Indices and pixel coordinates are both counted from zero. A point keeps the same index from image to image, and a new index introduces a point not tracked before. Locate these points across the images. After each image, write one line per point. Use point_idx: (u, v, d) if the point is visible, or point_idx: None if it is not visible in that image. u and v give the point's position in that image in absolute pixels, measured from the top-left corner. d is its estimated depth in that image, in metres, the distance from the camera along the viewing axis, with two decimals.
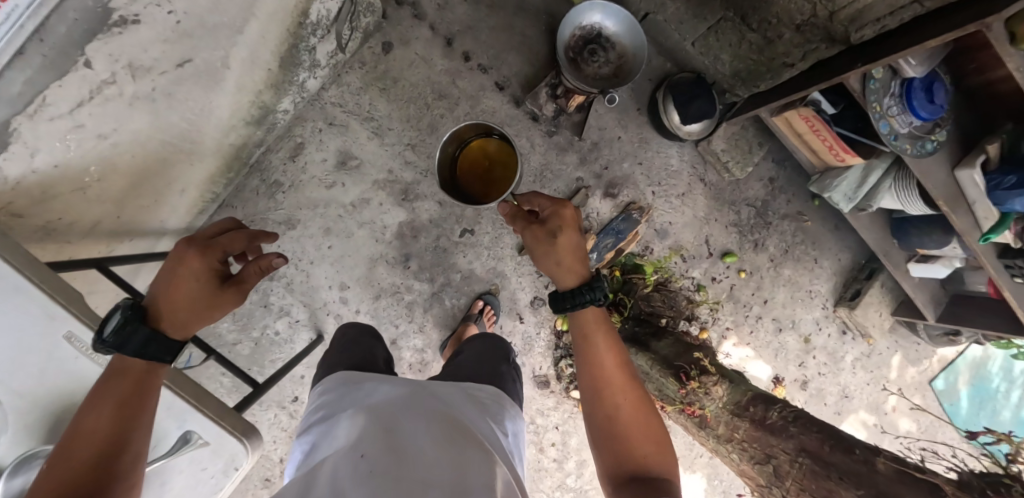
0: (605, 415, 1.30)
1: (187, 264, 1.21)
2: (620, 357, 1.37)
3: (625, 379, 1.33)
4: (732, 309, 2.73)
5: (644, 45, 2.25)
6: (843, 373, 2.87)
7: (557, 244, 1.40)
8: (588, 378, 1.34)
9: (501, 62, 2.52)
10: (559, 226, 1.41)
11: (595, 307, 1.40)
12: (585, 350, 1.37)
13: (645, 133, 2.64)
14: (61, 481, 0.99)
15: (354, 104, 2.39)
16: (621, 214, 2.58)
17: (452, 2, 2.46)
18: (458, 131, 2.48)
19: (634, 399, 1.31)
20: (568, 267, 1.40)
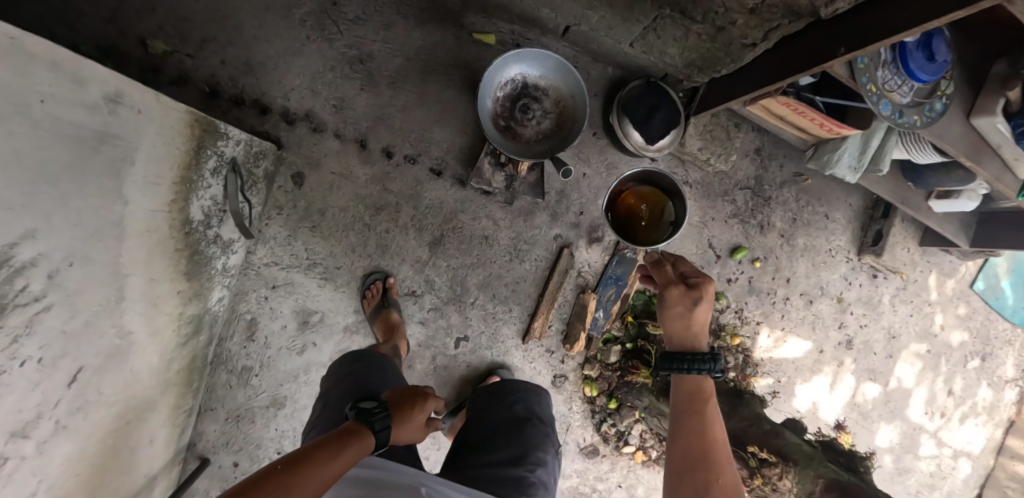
0: (699, 483, 1.20)
1: (408, 395, 1.45)
2: (721, 438, 1.30)
3: (724, 458, 1.25)
4: (758, 302, 2.49)
5: (579, 82, 1.94)
6: (883, 315, 2.71)
7: (699, 313, 1.45)
8: (690, 441, 1.28)
9: (427, 143, 2.18)
10: (702, 298, 1.45)
11: (705, 378, 1.38)
12: (692, 413, 1.33)
13: (610, 156, 2.29)
14: (255, 480, 0.98)
15: (290, 253, 2.13)
16: (613, 258, 2.25)
17: (349, 98, 2.14)
18: (410, 238, 2.18)
19: (731, 486, 1.21)
20: (691, 338, 1.44)
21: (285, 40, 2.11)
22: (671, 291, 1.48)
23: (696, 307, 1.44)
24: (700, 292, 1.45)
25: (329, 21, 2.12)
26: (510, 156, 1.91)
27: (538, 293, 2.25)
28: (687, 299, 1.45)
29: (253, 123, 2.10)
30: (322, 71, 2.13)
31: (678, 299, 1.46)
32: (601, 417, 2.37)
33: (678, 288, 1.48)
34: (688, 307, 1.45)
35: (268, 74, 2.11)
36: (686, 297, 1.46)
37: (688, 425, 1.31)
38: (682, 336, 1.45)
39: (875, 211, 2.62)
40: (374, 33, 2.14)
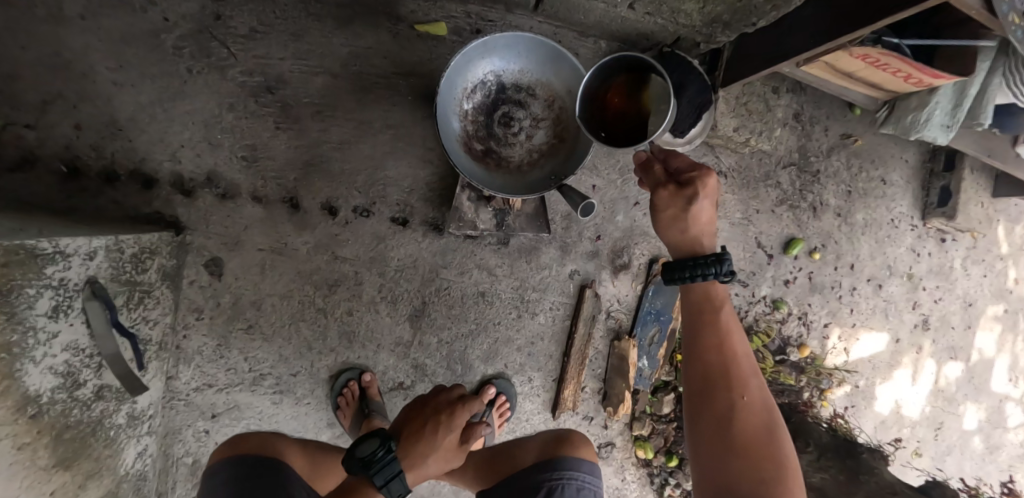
0: (720, 420, 0.90)
1: (415, 420, 1.05)
2: (742, 349, 0.97)
3: (750, 377, 0.93)
4: (822, 301, 2.02)
5: (575, 67, 1.32)
6: (956, 283, 2.22)
7: (697, 213, 1.01)
8: (704, 363, 0.95)
9: (380, 186, 1.61)
10: (700, 195, 0.99)
11: (713, 282, 0.99)
12: (703, 325, 0.97)
13: (623, 158, 1.73)
14: None
15: (224, 367, 1.59)
16: (648, 289, 1.75)
17: (264, 145, 1.56)
18: (384, 314, 1.65)
19: (762, 416, 0.90)
20: (694, 245, 1.02)
21: (160, 81, 1.52)
22: (657, 188, 1.03)
23: (697, 206, 1.00)
24: (697, 187, 1.00)
25: (215, 43, 1.53)
26: (498, 196, 1.30)
27: (562, 352, 1.74)
28: (682, 197, 1.01)
29: (139, 204, 1.52)
30: (218, 114, 1.55)
31: (670, 202, 1.02)
32: (660, 480, 1.86)
33: (669, 186, 1.02)
34: (683, 213, 1.01)
35: (145, 131, 1.52)
36: (682, 196, 1.01)
37: (699, 342, 0.96)
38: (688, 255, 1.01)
39: (934, 165, 2.13)
40: (280, 50, 1.55)
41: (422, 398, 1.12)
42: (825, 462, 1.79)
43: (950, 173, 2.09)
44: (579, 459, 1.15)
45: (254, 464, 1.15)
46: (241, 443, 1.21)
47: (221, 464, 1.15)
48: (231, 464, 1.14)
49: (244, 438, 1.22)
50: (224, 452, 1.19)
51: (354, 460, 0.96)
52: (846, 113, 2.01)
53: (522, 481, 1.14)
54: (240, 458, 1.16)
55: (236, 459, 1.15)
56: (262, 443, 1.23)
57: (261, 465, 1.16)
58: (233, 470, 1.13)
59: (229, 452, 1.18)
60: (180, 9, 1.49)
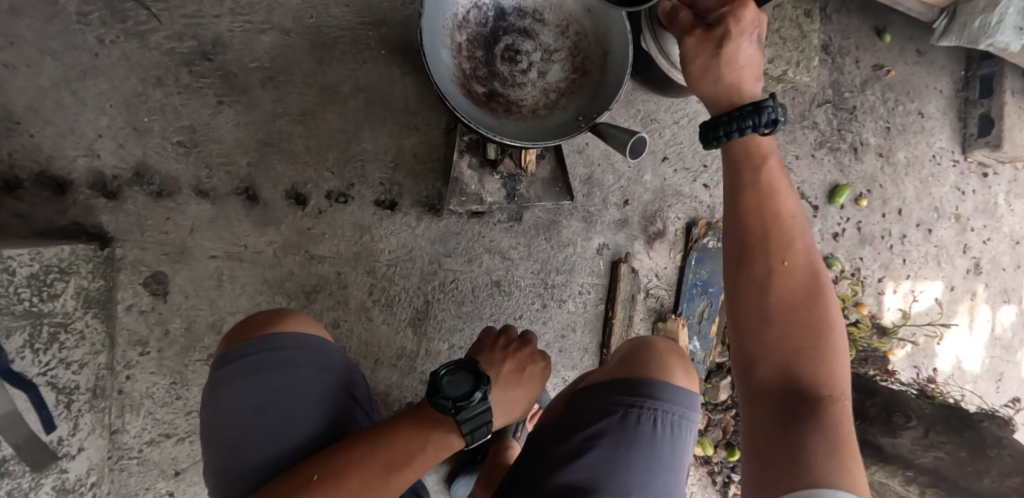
0: (755, 290, 0.73)
1: (510, 363, 0.95)
2: (791, 206, 0.76)
3: (795, 236, 0.74)
4: (873, 254, 1.67)
5: None
6: (1004, 221, 1.76)
7: (734, 53, 0.76)
8: (739, 224, 0.76)
9: (356, 165, 1.30)
10: (735, 33, 0.75)
11: (753, 137, 0.75)
12: (738, 179, 0.76)
13: (642, 104, 1.49)
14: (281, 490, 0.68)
15: (184, 411, 1.26)
16: (690, 258, 1.50)
17: (205, 126, 1.23)
18: (379, 322, 1.34)
19: (807, 282, 0.73)
20: (733, 96, 0.77)
21: (61, 55, 1.16)
22: (681, 32, 0.79)
23: (730, 51, 0.76)
24: (729, 22, 0.75)
25: (130, 3, 1.19)
26: (516, 144, 1.00)
27: (599, 343, 1.48)
28: (712, 42, 0.76)
29: (51, 216, 1.17)
30: (143, 91, 1.21)
31: (697, 51, 0.78)
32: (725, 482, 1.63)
33: (697, 31, 0.78)
34: (714, 58, 0.76)
35: (50, 122, 1.16)
36: (711, 39, 0.76)
37: (735, 198, 0.76)
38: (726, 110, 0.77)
39: (969, 93, 1.71)
40: (215, 5, 1.23)
41: (501, 341, 1.01)
42: (936, 438, 1.60)
43: (989, 99, 1.68)
44: (669, 384, 0.84)
45: (301, 351, 0.84)
46: (257, 329, 0.85)
47: (236, 353, 0.83)
48: (247, 354, 0.82)
49: (272, 321, 0.86)
50: (234, 338, 0.86)
51: (441, 397, 0.77)
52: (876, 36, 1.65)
53: (576, 404, 0.88)
54: (266, 344, 0.82)
55: (258, 346, 0.82)
56: (300, 328, 0.86)
57: (306, 351, 0.84)
58: (257, 358, 0.82)
59: (246, 341, 0.83)
60: None
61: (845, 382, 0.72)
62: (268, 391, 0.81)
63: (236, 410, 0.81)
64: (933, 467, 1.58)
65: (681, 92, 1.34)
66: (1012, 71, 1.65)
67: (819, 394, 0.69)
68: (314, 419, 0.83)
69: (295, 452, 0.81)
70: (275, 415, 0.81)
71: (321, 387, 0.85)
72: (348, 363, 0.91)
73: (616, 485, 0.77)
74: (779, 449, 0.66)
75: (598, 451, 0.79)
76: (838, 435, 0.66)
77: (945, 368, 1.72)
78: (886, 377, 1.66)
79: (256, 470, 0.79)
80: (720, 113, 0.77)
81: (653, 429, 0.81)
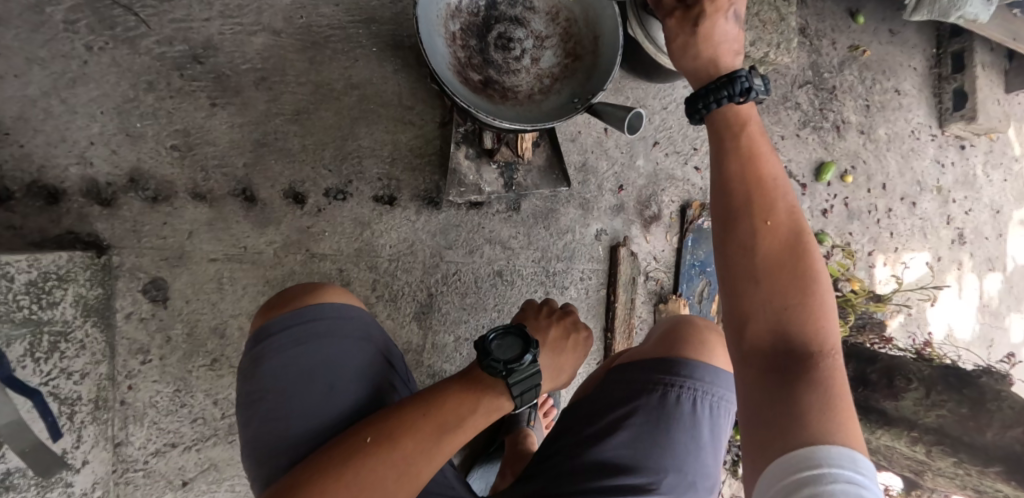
0: (740, 251, 0.66)
1: (556, 327, 0.97)
2: (775, 165, 0.69)
3: (780, 194, 0.67)
4: (862, 230, 1.71)
5: None
6: (982, 191, 1.83)
7: (713, 29, 0.71)
8: (720, 184, 0.69)
9: (353, 161, 1.31)
10: (711, 10, 0.70)
11: (733, 107, 0.69)
12: (718, 140, 0.70)
13: (630, 92, 1.52)
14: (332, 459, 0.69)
15: (188, 419, 1.24)
16: (686, 239, 1.54)
17: (197, 129, 1.23)
18: (384, 317, 1.34)
19: (794, 241, 0.66)
20: (712, 71, 0.72)
21: (49, 64, 1.15)
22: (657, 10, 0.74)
23: (707, 27, 0.71)
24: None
25: (118, 10, 1.18)
26: (514, 127, 1.01)
27: (602, 328, 1.50)
28: (689, 19, 0.72)
29: (43, 226, 1.15)
30: (134, 96, 1.20)
31: (676, 32, 0.73)
32: (732, 458, 1.71)
33: (675, 10, 0.73)
34: (691, 35, 0.72)
35: (40, 131, 1.15)
36: (688, 18, 0.72)
37: (715, 158, 0.70)
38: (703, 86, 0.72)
39: (942, 69, 1.77)
40: (204, 9, 1.23)
41: (543, 310, 1.03)
42: (937, 397, 1.57)
43: (961, 74, 1.74)
44: (707, 365, 0.86)
45: (341, 321, 0.85)
46: (294, 301, 0.85)
47: (276, 327, 0.83)
48: (289, 325, 0.83)
49: (308, 292, 0.87)
50: (271, 311, 0.86)
51: (492, 360, 0.77)
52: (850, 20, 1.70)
53: (613, 382, 0.90)
54: (308, 314, 0.83)
55: (299, 317, 0.83)
56: (338, 299, 0.88)
57: (346, 321, 0.86)
58: (300, 329, 0.82)
59: (285, 312, 0.84)
60: None
61: (839, 343, 0.64)
62: (313, 361, 0.83)
63: (280, 379, 0.81)
64: (937, 426, 1.55)
65: (669, 76, 1.37)
66: (980, 47, 1.72)
67: (813, 352, 0.61)
68: (356, 384, 0.85)
69: (339, 417, 0.82)
70: (320, 383, 0.83)
71: (360, 355, 0.87)
72: (382, 333, 0.93)
73: (653, 461, 0.81)
74: (774, 419, 0.57)
75: (635, 428, 0.82)
76: (835, 392, 0.58)
77: (936, 336, 1.78)
78: (883, 343, 1.71)
79: (298, 441, 0.80)
80: (697, 90, 0.72)
81: (692, 409, 0.84)
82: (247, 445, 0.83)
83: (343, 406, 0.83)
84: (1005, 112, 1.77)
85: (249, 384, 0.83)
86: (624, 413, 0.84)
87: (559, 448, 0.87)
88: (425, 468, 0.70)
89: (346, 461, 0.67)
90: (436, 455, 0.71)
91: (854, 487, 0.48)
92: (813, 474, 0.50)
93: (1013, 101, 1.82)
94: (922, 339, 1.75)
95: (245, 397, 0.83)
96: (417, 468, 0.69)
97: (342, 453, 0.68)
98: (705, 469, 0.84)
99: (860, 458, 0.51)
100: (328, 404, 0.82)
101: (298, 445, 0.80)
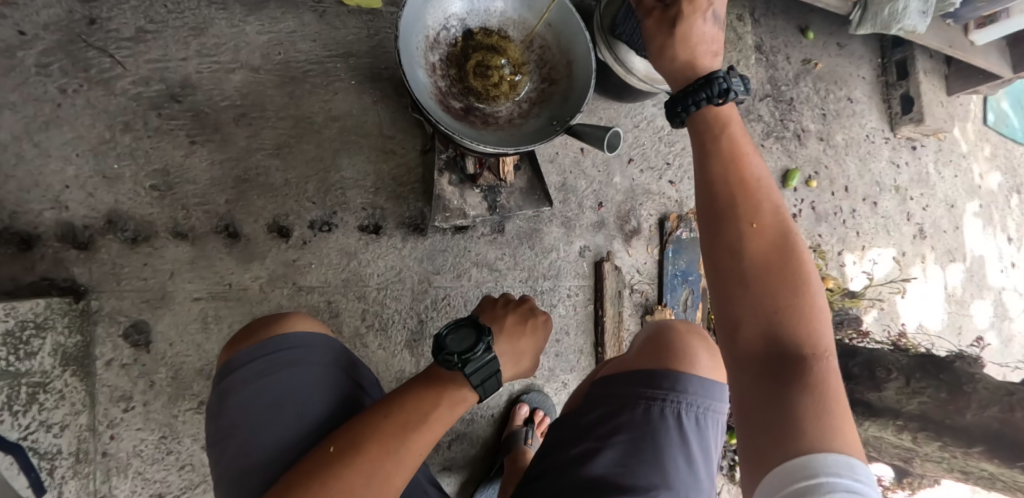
0: (730, 255, 0.67)
1: (513, 316, 0.97)
2: (757, 170, 0.70)
3: (764, 195, 0.68)
4: (831, 231, 1.78)
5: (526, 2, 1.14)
6: (936, 187, 1.94)
7: (689, 30, 0.72)
8: (706, 190, 0.70)
9: (335, 192, 1.31)
10: (689, 12, 0.72)
11: (712, 109, 0.71)
12: (700, 145, 0.71)
13: (603, 112, 1.57)
14: (307, 478, 0.66)
15: (175, 467, 1.19)
16: (667, 250, 1.58)
17: (176, 167, 1.22)
18: (376, 348, 1.33)
19: (782, 241, 0.67)
20: (690, 72, 0.73)
21: (21, 109, 1.13)
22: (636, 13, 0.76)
23: (683, 28, 0.72)
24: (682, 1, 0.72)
25: (92, 52, 1.18)
26: (496, 150, 1.03)
27: (593, 343, 1.52)
28: (666, 21, 0.73)
29: (16, 273, 1.12)
30: (110, 137, 1.19)
31: (654, 32, 0.75)
32: (728, 463, 1.73)
33: (653, 10, 0.75)
34: (669, 36, 0.73)
35: (12, 176, 1.12)
36: (666, 20, 0.73)
37: (698, 163, 0.71)
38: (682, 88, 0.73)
39: (888, 77, 1.90)
40: (181, 48, 1.24)
41: (500, 301, 1.03)
42: (918, 384, 1.67)
43: (906, 80, 1.87)
44: (690, 376, 0.88)
45: (307, 349, 0.84)
46: (258, 333, 0.85)
47: (242, 359, 0.82)
48: (255, 357, 0.82)
49: (272, 323, 0.86)
50: (237, 346, 0.85)
51: (447, 353, 0.79)
52: (802, 36, 1.81)
53: (601, 395, 0.91)
54: (272, 345, 0.82)
55: (262, 349, 0.82)
56: (304, 326, 0.87)
57: (312, 349, 0.85)
58: (265, 360, 0.81)
59: (249, 345, 0.83)
60: (38, 18, 1.15)
61: (830, 342, 0.66)
62: (280, 390, 0.81)
63: (247, 411, 0.79)
64: (920, 412, 1.63)
65: (639, 96, 1.43)
66: (920, 54, 1.85)
67: (806, 354, 0.63)
68: (329, 410, 0.83)
69: (310, 442, 0.79)
70: (289, 411, 0.80)
71: (330, 380, 0.85)
72: (351, 358, 0.91)
73: (644, 477, 0.80)
74: (773, 421, 0.59)
75: (622, 445, 0.82)
76: (827, 393, 0.60)
77: (909, 327, 1.86)
78: (861, 337, 1.78)
79: (269, 469, 0.77)
80: (675, 92, 0.73)
81: (677, 422, 0.84)
82: (218, 482, 0.80)
83: (313, 431, 0.80)
84: (949, 113, 1.89)
85: (217, 421, 0.80)
86: (609, 430, 0.85)
87: (549, 470, 0.86)
88: (397, 474, 0.69)
89: (316, 476, 0.66)
90: (406, 458, 0.71)
91: (854, 493, 0.50)
92: (810, 483, 0.51)
93: (954, 102, 1.96)
94: (897, 331, 1.83)
95: (214, 435, 0.80)
96: (388, 474, 0.69)
97: (308, 468, 0.68)
98: (700, 484, 0.84)
99: (857, 463, 0.53)
100: (299, 430, 0.80)
101: (269, 476, 0.77)
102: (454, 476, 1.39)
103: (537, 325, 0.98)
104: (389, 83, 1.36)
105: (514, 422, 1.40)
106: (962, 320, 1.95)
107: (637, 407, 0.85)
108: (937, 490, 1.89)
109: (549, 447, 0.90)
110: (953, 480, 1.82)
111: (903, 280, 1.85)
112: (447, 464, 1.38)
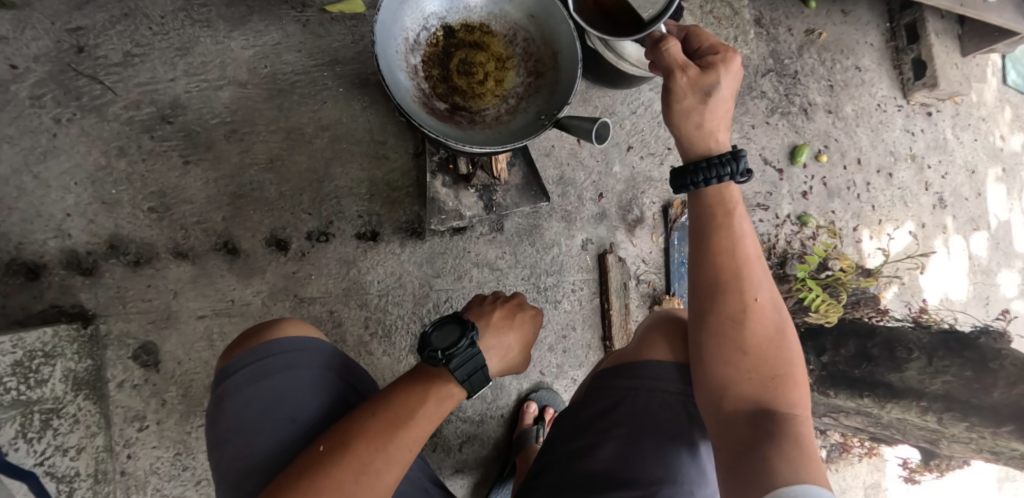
0: (719, 321, 0.76)
1: (499, 310, 0.95)
2: (751, 250, 0.77)
3: (754, 273, 0.76)
4: (843, 208, 1.72)
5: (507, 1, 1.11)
6: (955, 154, 1.85)
7: (711, 103, 0.75)
8: (704, 260, 0.77)
9: (330, 203, 1.31)
10: (711, 87, 0.75)
11: (728, 184, 0.76)
12: (701, 217, 0.77)
13: (598, 101, 1.53)
14: (294, 479, 0.65)
15: (192, 482, 1.21)
16: (672, 238, 1.55)
17: (171, 188, 1.23)
18: (380, 355, 1.33)
19: (768, 315, 0.77)
20: (707, 144, 0.77)
21: (18, 141, 1.15)
22: (670, 73, 0.77)
23: (715, 100, 0.75)
24: (717, 74, 0.75)
25: (83, 80, 1.20)
26: (484, 150, 0.99)
27: (600, 336, 1.50)
28: (700, 87, 0.75)
29: (25, 302, 1.14)
30: (106, 163, 1.20)
31: (683, 95, 0.76)
32: None
33: (690, 69, 0.76)
34: (694, 104, 0.75)
35: (15, 208, 1.15)
36: (699, 87, 0.75)
37: (699, 233, 0.78)
38: (703, 157, 0.77)
39: (897, 42, 1.82)
40: (168, 70, 1.24)
41: (487, 299, 1.01)
42: (940, 363, 1.65)
43: (917, 44, 1.78)
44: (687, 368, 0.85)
45: (298, 353, 0.84)
46: (252, 338, 0.85)
47: (237, 364, 0.83)
48: (248, 362, 0.82)
49: (262, 330, 0.86)
50: (232, 353, 0.86)
51: (431, 350, 0.78)
52: (802, 6, 1.73)
53: (598, 389, 0.89)
54: (262, 351, 0.82)
55: (255, 354, 0.82)
56: (295, 330, 0.87)
57: (303, 354, 0.84)
58: (257, 364, 0.82)
59: (242, 353, 0.84)
60: (29, 51, 1.17)
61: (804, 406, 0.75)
62: (272, 393, 0.81)
63: (242, 416, 0.80)
64: (945, 392, 1.62)
65: (633, 82, 1.38)
66: (932, 15, 1.75)
67: (785, 413, 0.72)
68: (320, 412, 0.82)
69: (302, 443, 0.79)
70: (281, 415, 0.80)
71: (322, 381, 0.85)
72: (345, 360, 0.91)
73: (647, 469, 0.78)
74: (754, 457, 0.66)
75: (621, 438, 0.81)
76: (804, 441, 0.67)
77: (931, 302, 1.77)
78: (879, 316, 1.70)
79: (262, 472, 0.77)
80: (701, 158, 0.77)
81: (677, 414, 0.82)
82: (217, 487, 0.80)
83: (305, 433, 0.80)
84: (966, 75, 1.79)
85: (215, 427, 0.81)
86: (609, 423, 0.83)
87: (552, 467, 0.85)
88: (387, 471, 0.69)
89: (305, 475, 0.65)
90: (395, 456, 0.70)
91: None
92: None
93: (969, 64, 1.86)
94: (917, 307, 1.74)
95: (212, 441, 0.81)
96: (379, 472, 0.68)
97: (299, 468, 0.67)
98: (706, 478, 0.82)
99: (824, 487, 0.60)
100: (291, 433, 0.80)
101: (263, 478, 0.77)
102: (466, 478, 1.39)
103: (523, 319, 0.97)
104: (379, 88, 1.35)
105: (524, 421, 1.38)
106: (989, 291, 1.87)
107: (635, 402, 0.84)
108: (966, 470, 1.83)
109: (552, 445, 0.89)
110: (983, 461, 1.76)
111: (923, 255, 1.76)
112: (459, 466, 1.38)
